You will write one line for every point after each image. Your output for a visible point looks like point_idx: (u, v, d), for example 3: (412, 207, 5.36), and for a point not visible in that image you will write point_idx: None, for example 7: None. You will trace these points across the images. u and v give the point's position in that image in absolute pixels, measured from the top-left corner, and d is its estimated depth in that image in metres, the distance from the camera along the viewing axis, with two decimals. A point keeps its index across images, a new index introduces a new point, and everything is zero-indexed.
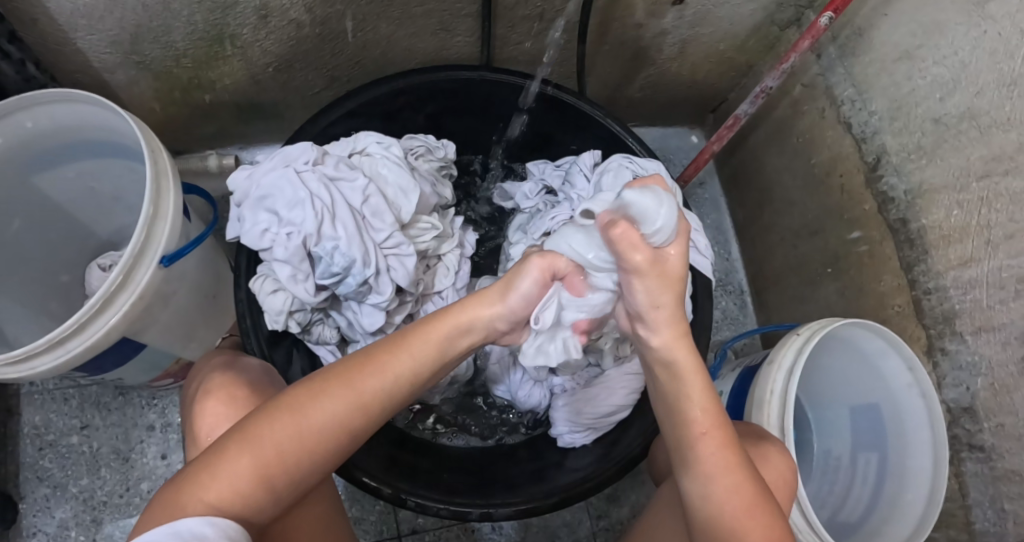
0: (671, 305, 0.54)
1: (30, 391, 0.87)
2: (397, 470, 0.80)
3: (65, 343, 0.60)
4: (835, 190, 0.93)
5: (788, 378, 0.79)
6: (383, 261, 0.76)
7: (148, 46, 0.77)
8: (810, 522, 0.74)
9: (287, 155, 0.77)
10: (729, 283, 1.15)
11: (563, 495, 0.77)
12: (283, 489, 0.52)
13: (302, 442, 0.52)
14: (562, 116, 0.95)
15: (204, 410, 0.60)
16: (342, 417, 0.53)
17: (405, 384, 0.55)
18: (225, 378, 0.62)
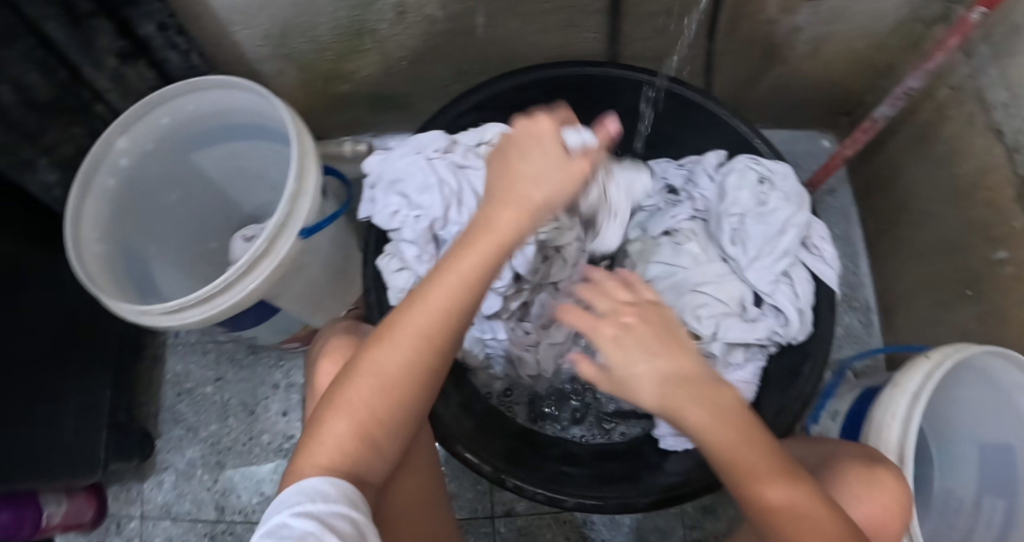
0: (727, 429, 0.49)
1: (176, 341, 0.99)
2: (497, 449, 0.81)
3: (212, 300, 0.67)
4: (980, 203, 0.85)
5: (913, 404, 0.74)
6: None
7: (295, 39, 0.85)
8: None
9: (419, 142, 0.77)
10: (854, 298, 1.03)
11: (662, 495, 0.76)
12: (382, 440, 0.53)
13: (384, 390, 0.52)
14: (688, 115, 0.92)
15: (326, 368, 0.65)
16: (412, 356, 0.52)
17: (465, 316, 0.53)
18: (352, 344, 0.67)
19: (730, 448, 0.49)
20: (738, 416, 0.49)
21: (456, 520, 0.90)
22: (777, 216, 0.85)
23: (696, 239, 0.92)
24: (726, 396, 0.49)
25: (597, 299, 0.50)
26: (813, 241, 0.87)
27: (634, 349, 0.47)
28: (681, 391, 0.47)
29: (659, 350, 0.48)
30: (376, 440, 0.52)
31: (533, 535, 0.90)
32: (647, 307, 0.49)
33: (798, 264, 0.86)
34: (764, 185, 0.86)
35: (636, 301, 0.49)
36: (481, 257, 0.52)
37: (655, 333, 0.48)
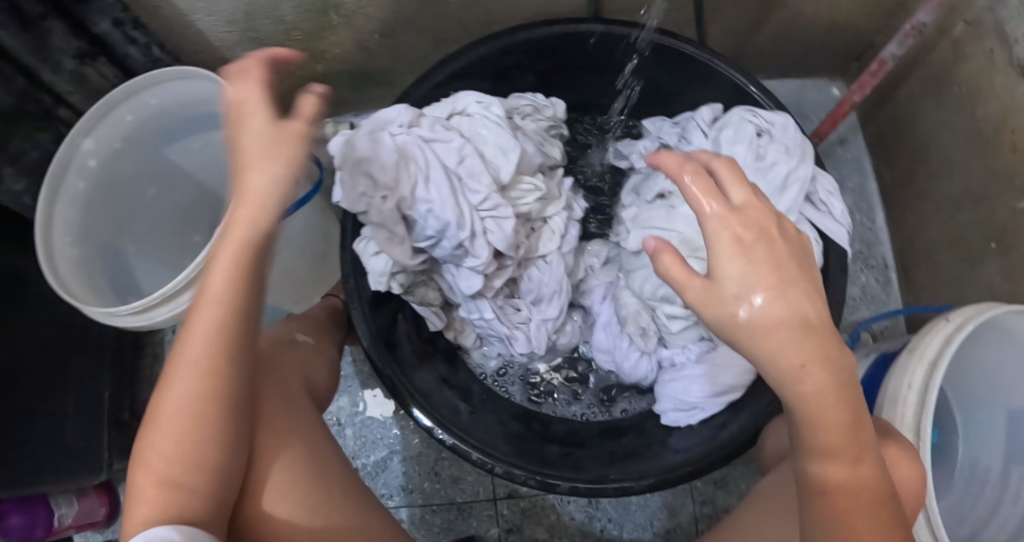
0: (829, 384, 0.48)
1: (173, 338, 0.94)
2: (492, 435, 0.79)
3: (178, 296, 0.68)
4: (1006, 150, 0.77)
5: (931, 372, 0.69)
6: (479, 223, 0.70)
7: (260, 21, 0.80)
8: (934, 529, 0.66)
9: (382, 118, 0.71)
10: (870, 256, 0.96)
11: (658, 478, 0.72)
12: (190, 482, 0.49)
13: (169, 429, 0.49)
14: (680, 69, 0.86)
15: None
16: (187, 391, 0.49)
17: (219, 344, 0.49)
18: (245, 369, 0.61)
19: (821, 415, 0.49)
20: (836, 365, 0.48)
21: (457, 504, 0.87)
22: (777, 171, 0.77)
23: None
24: (827, 336, 0.47)
25: (730, 189, 0.49)
26: (819, 196, 0.80)
27: (743, 266, 0.47)
28: (783, 313, 0.47)
29: (773, 284, 0.47)
30: (183, 482, 0.49)
31: (538, 517, 0.88)
32: (783, 223, 0.49)
33: (803, 222, 0.79)
34: (761, 138, 0.79)
35: (765, 209, 0.49)
36: (227, 264, 0.48)
37: (774, 252, 0.47)
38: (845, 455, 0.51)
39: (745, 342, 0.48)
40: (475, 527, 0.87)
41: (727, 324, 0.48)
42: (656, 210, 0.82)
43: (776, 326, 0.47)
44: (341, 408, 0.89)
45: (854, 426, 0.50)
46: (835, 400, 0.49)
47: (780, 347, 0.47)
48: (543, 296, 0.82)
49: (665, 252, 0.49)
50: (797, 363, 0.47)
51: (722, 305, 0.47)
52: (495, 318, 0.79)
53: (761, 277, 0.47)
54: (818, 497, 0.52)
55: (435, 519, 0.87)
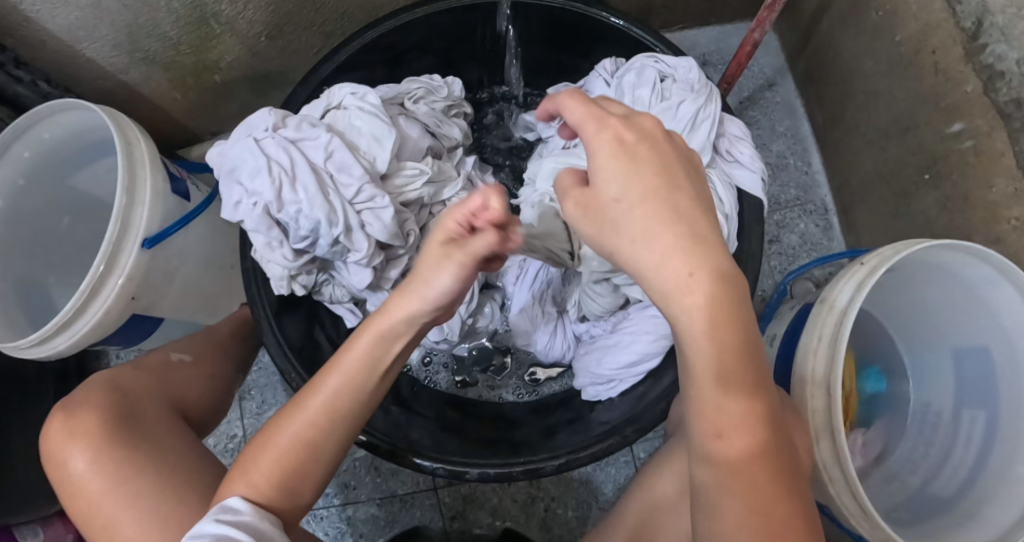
0: (729, 316, 0.39)
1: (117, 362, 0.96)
2: (426, 429, 0.73)
3: (71, 326, 0.67)
4: (927, 72, 0.70)
5: (841, 323, 0.60)
6: (354, 217, 0.66)
7: (145, 42, 0.80)
8: (859, 499, 0.58)
9: (250, 125, 0.69)
10: (809, 202, 0.89)
11: (569, 457, 0.65)
12: (270, 505, 0.48)
13: (243, 469, 0.48)
14: (575, 30, 0.80)
15: (75, 429, 0.59)
16: (270, 477, 0.47)
17: (317, 432, 0.48)
18: (107, 399, 0.61)
19: (718, 354, 0.39)
20: (726, 293, 0.39)
21: (399, 496, 0.83)
22: (684, 111, 0.71)
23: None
24: (717, 246, 0.40)
25: (613, 105, 0.45)
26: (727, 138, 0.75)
27: (625, 169, 0.41)
28: (660, 209, 0.40)
29: (650, 191, 0.41)
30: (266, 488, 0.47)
31: (480, 503, 0.82)
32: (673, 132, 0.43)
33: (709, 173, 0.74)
34: (665, 82, 0.74)
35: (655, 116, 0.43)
36: (343, 403, 0.48)
37: (662, 152, 0.42)
38: (743, 413, 0.39)
39: (629, 253, 0.41)
40: (419, 518, 0.82)
41: (605, 233, 0.42)
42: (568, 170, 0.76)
43: (653, 231, 0.40)
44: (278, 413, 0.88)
45: (749, 364, 0.39)
46: (731, 334, 0.39)
47: (655, 254, 0.40)
48: None
49: (569, 171, 0.45)
50: (682, 267, 0.39)
51: (607, 214, 0.42)
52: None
53: (638, 181, 0.41)
54: (707, 461, 0.40)
55: (378, 512, 0.83)
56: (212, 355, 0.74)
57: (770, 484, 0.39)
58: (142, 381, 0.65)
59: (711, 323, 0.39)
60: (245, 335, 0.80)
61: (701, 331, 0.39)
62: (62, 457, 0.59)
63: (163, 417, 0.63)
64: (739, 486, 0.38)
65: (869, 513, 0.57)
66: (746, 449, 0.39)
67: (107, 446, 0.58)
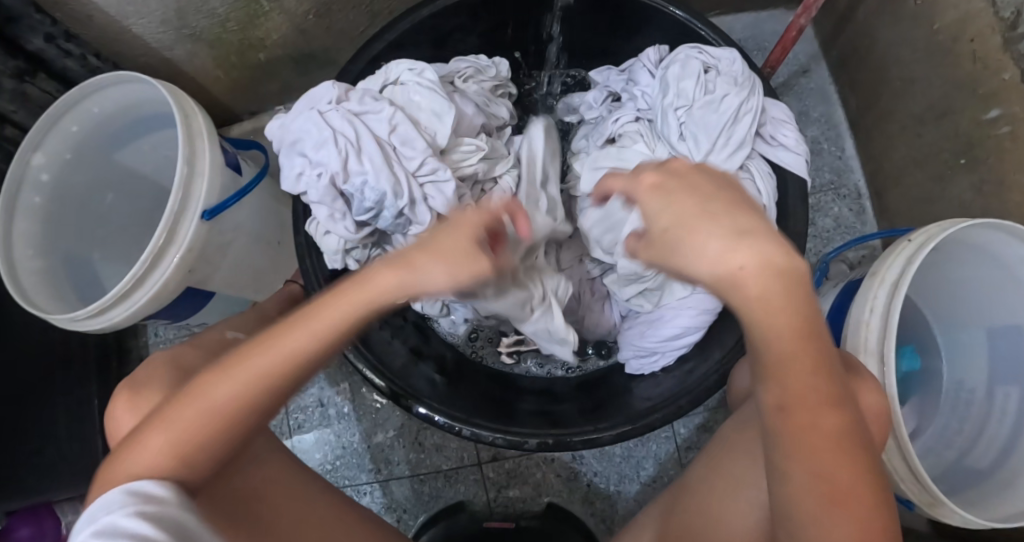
0: (775, 290, 0.40)
1: (155, 341, 0.95)
2: (477, 400, 0.75)
3: (129, 297, 0.66)
4: (965, 60, 0.73)
5: (891, 295, 0.62)
6: (418, 190, 0.66)
7: (194, 18, 0.80)
8: (910, 466, 0.60)
9: (312, 97, 0.68)
10: (842, 187, 0.91)
11: (627, 426, 0.68)
12: (186, 486, 0.43)
13: (166, 456, 0.43)
14: (619, 12, 0.81)
15: (141, 406, 0.58)
16: (180, 449, 0.43)
17: (240, 416, 0.43)
18: (171, 379, 0.61)
19: (766, 320, 0.40)
20: (777, 264, 0.40)
21: (444, 471, 0.84)
22: (728, 103, 0.71)
23: (644, 139, 0.75)
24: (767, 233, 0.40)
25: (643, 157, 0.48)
26: (770, 128, 0.75)
27: (666, 201, 0.43)
28: (693, 211, 0.42)
29: (701, 209, 0.42)
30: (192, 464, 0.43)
31: (523, 477, 0.84)
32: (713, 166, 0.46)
33: (754, 156, 0.75)
34: (709, 73, 0.73)
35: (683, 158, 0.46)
36: (240, 397, 0.42)
37: (690, 182, 0.44)
38: (799, 365, 0.41)
39: (686, 266, 0.42)
40: (463, 493, 0.84)
41: (667, 257, 0.43)
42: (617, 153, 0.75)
43: (698, 237, 0.41)
44: (321, 390, 0.87)
45: (813, 342, 0.41)
46: (781, 300, 0.40)
47: (719, 239, 0.40)
48: None
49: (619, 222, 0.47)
50: (729, 262, 0.40)
51: (660, 247, 0.43)
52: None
53: (677, 203, 0.43)
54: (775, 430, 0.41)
55: (423, 487, 0.84)
56: (265, 331, 0.75)
57: (835, 442, 0.40)
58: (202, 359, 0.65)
59: (755, 278, 0.40)
60: (297, 311, 0.81)
61: (747, 295, 0.40)
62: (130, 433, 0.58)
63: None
64: (797, 449, 0.41)
65: (922, 479, 0.60)
66: (806, 413, 0.41)
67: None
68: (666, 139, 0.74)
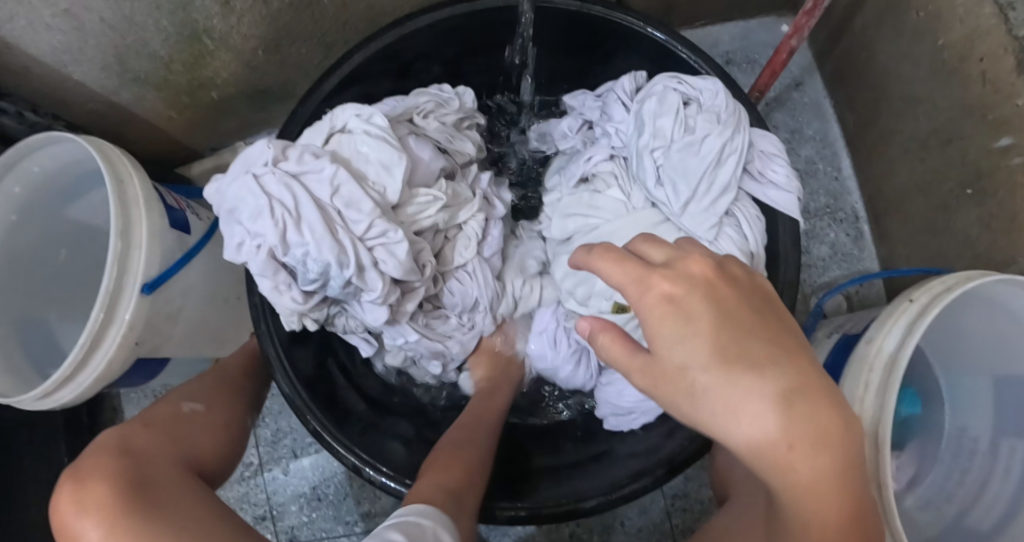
0: (830, 474, 0.34)
1: (128, 389, 0.94)
2: None
3: (75, 378, 0.63)
4: (973, 81, 0.65)
5: (887, 377, 0.56)
6: (367, 256, 0.62)
7: (136, 62, 0.75)
8: None
9: (247, 158, 0.64)
10: (838, 210, 0.86)
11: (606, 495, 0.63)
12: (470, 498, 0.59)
13: (459, 473, 0.60)
14: (593, 35, 0.74)
15: (87, 503, 0.57)
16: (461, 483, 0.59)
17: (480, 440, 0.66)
18: (116, 465, 0.60)
19: (811, 505, 0.34)
20: (835, 443, 0.34)
21: None
22: (710, 144, 0.64)
23: (618, 183, 0.70)
24: (820, 389, 0.34)
25: (651, 252, 0.41)
26: (758, 163, 0.68)
27: (688, 329, 0.37)
28: (728, 349, 0.36)
29: (730, 344, 0.36)
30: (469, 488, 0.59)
31: (504, 529, 0.81)
32: (727, 269, 0.40)
33: (740, 196, 0.67)
34: (688, 108, 0.67)
35: (702, 257, 0.39)
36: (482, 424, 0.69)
37: (718, 300, 0.37)
38: None
39: (707, 424, 0.35)
40: None
41: (679, 399, 0.36)
42: (591, 197, 0.70)
43: (736, 391, 0.34)
44: (295, 439, 0.86)
45: (858, 530, 0.35)
46: (834, 485, 0.34)
47: (774, 397, 0.34)
48: (472, 307, 0.74)
49: (607, 330, 0.39)
50: (775, 439, 0.34)
51: (671, 382, 0.36)
52: (419, 339, 0.71)
53: (704, 339, 0.36)
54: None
55: None
56: (221, 397, 0.74)
57: None
58: (155, 440, 0.65)
59: (815, 462, 0.34)
60: (254, 371, 0.80)
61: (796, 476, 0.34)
62: (79, 528, 0.57)
63: (178, 472, 0.63)
64: None
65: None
66: None
67: (119, 517, 0.57)
68: (642, 184, 0.67)
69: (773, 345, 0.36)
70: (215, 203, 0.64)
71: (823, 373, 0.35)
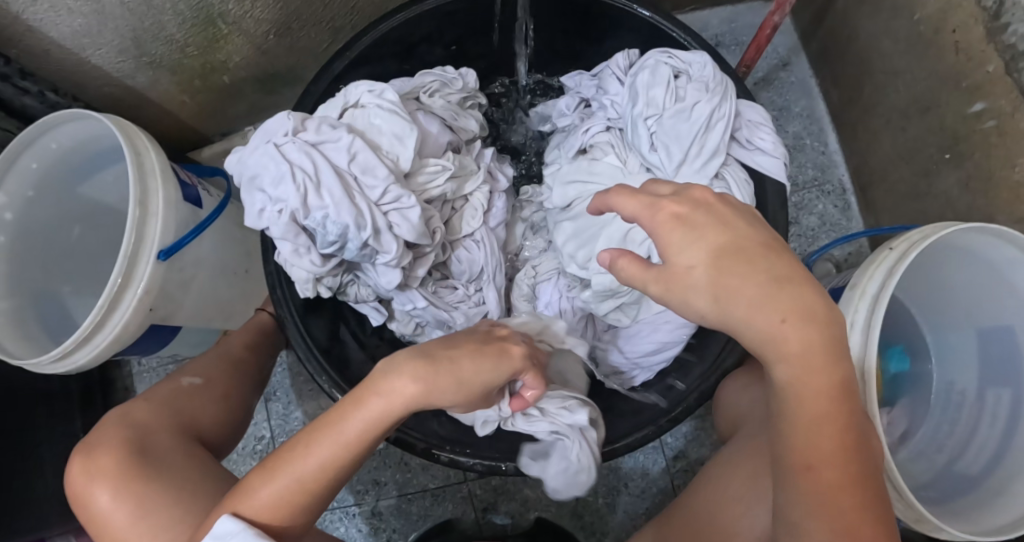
0: (816, 347, 0.41)
1: (140, 369, 0.96)
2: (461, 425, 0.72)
3: (91, 340, 0.66)
4: (948, 51, 0.69)
5: (872, 309, 0.60)
6: (382, 219, 0.65)
7: (152, 45, 0.78)
8: (896, 484, 0.59)
9: (267, 130, 0.66)
10: (826, 183, 0.90)
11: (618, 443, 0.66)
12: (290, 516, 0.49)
13: (293, 492, 0.48)
14: (588, 16, 0.78)
15: (93, 468, 0.62)
16: (287, 501, 0.48)
17: (367, 432, 0.49)
18: (119, 439, 0.63)
19: (804, 375, 0.42)
20: (823, 321, 0.41)
21: (431, 490, 0.84)
22: (699, 112, 0.67)
23: (615, 150, 0.74)
24: (804, 279, 0.42)
25: (657, 186, 0.46)
26: (746, 132, 0.71)
27: (695, 240, 0.42)
28: (728, 256, 0.42)
29: (730, 251, 0.42)
30: (304, 496, 0.49)
31: (511, 493, 0.83)
32: (724, 196, 0.45)
33: (731, 162, 0.71)
34: (679, 79, 0.70)
35: (700, 185, 0.45)
36: (374, 415, 0.49)
37: (718, 215, 0.44)
38: (824, 410, 0.42)
39: (717, 313, 0.41)
40: (452, 510, 0.83)
41: (691, 295, 0.42)
42: (590, 167, 0.73)
43: (739, 283, 0.41)
44: (305, 413, 0.89)
45: (842, 398, 0.43)
46: (825, 356, 0.42)
47: (768, 293, 0.41)
48: (478, 276, 0.76)
49: (623, 254, 0.44)
50: (774, 318, 0.41)
51: (683, 283, 0.42)
52: (428, 306, 0.73)
53: (709, 247, 0.42)
54: (798, 489, 0.43)
55: (411, 507, 0.84)
56: (224, 366, 0.76)
57: (850, 490, 0.42)
58: (154, 410, 0.68)
59: (803, 337, 0.41)
60: (259, 343, 0.82)
61: (792, 349, 0.41)
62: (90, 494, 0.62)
63: (179, 440, 0.66)
64: (816, 500, 0.42)
65: (905, 495, 0.58)
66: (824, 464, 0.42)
67: (121, 481, 0.61)
68: (638, 151, 0.71)
69: (767, 250, 0.42)
70: (232, 170, 0.67)
71: (805, 270, 0.43)
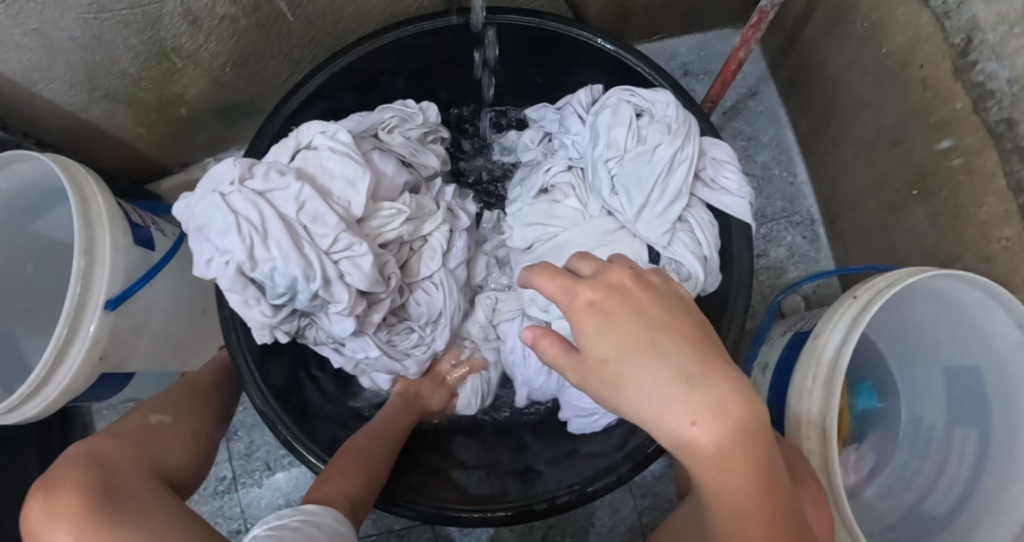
0: (733, 443, 0.37)
1: (100, 405, 0.94)
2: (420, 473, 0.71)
3: (39, 393, 0.64)
4: (915, 85, 0.68)
5: (835, 362, 0.59)
6: (332, 268, 0.63)
7: (104, 79, 0.76)
8: None
9: (215, 178, 0.64)
10: (794, 213, 0.89)
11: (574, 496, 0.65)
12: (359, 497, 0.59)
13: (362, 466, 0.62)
14: (550, 49, 0.76)
15: (55, 512, 0.57)
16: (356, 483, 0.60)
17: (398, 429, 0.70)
18: (83, 476, 0.60)
19: (722, 474, 0.37)
20: (734, 412, 0.37)
21: (395, 531, 0.83)
22: (661, 153, 0.66)
23: (575, 193, 0.72)
24: (719, 376, 0.38)
25: (581, 267, 0.45)
26: (709, 172, 0.70)
27: (604, 329, 0.41)
28: (636, 343, 0.40)
29: (640, 339, 0.40)
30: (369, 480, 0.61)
31: (477, 533, 0.82)
32: (645, 275, 0.44)
33: (694, 203, 0.70)
34: (641, 119, 0.69)
35: (622, 267, 0.44)
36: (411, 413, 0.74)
37: (635, 300, 0.42)
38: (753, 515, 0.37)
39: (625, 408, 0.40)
40: None
41: (604, 389, 0.41)
42: (549, 207, 0.72)
43: (642, 376, 0.39)
44: (268, 451, 0.87)
45: (775, 495, 0.38)
46: (742, 452, 0.37)
47: (671, 385, 0.38)
48: (437, 318, 0.75)
49: (546, 336, 0.44)
50: (682, 414, 0.38)
51: (597, 375, 0.41)
52: (382, 354, 0.72)
53: (617, 337, 0.41)
54: None
55: None
56: (189, 406, 0.75)
57: None
58: (122, 449, 0.65)
59: (718, 433, 0.37)
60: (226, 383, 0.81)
61: (707, 450, 0.37)
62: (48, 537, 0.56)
63: (144, 481, 0.62)
64: None
65: None
66: None
67: (87, 525, 0.56)
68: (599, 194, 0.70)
69: (680, 334, 0.40)
70: (180, 215, 0.65)
71: (715, 351, 0.40)
